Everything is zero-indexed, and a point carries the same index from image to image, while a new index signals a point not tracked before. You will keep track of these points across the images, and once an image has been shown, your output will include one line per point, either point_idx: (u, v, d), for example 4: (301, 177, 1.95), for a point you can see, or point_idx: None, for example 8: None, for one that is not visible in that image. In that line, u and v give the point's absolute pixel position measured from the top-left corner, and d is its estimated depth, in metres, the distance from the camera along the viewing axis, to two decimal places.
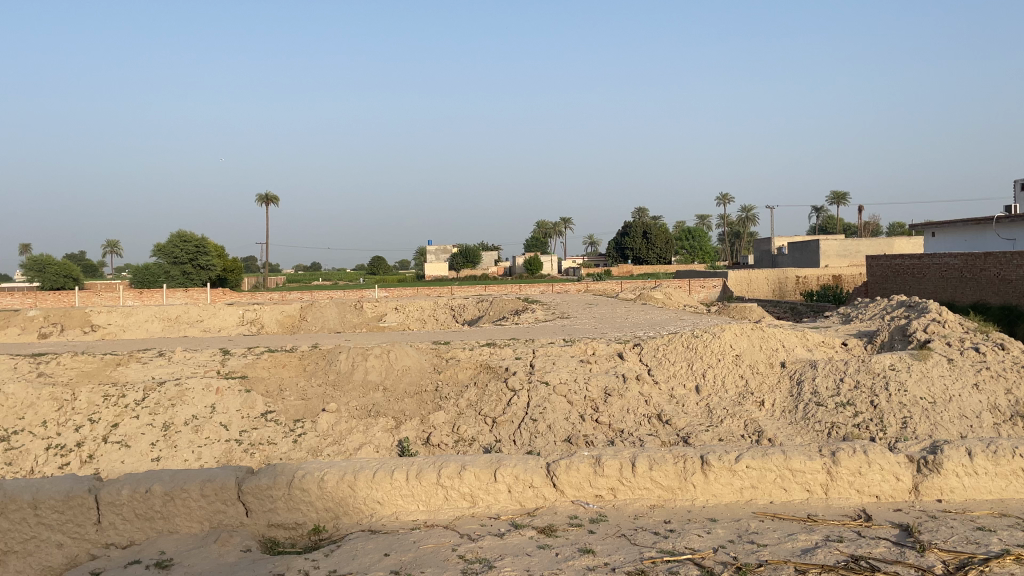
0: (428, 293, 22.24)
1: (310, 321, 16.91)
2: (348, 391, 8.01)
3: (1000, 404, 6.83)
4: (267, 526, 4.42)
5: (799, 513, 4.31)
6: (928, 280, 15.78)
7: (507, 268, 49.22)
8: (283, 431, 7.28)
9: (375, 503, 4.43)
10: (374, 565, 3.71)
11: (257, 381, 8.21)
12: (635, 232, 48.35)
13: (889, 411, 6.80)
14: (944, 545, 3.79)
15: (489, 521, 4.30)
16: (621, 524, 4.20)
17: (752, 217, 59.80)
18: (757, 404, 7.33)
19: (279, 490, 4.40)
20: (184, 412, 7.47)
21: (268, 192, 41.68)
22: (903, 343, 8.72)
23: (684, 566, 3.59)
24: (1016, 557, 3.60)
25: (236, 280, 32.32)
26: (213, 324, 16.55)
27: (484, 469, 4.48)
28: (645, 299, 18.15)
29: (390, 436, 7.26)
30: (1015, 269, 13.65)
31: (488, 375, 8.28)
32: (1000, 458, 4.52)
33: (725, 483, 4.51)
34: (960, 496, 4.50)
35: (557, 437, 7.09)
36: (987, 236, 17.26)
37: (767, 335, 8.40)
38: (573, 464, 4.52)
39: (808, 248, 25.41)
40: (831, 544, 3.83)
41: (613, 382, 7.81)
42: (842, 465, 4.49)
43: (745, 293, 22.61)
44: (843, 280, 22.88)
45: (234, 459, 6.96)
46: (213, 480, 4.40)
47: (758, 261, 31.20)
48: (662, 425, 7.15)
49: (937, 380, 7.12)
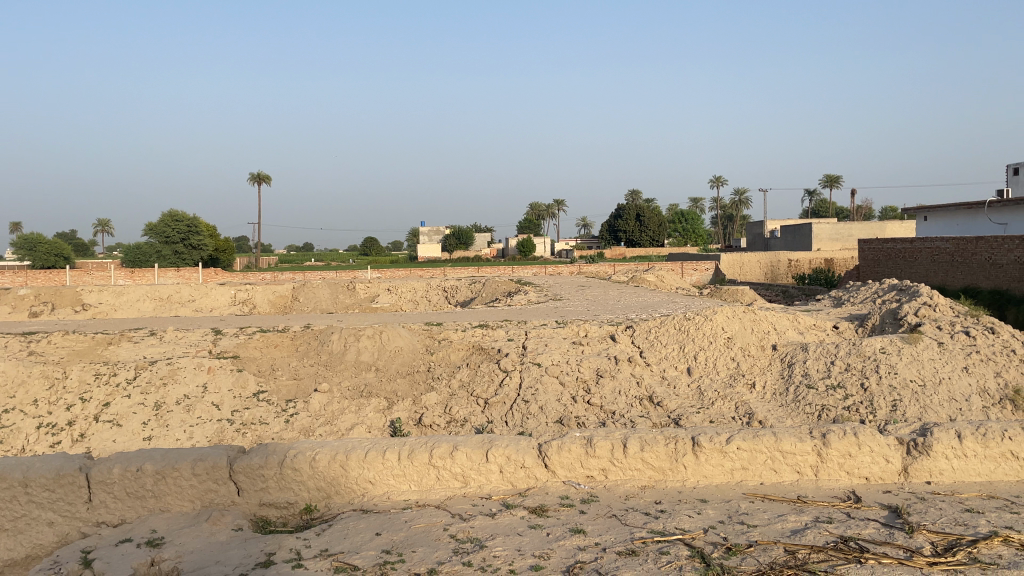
0: (421, 275, 22.20)
1: (302, 301, 16.85)
2: (341, 370, 8.01)
3: (990, 387, 6.86)
4: (258, 505, 4.43)
5: (789, 495, 4.34)
6: (919, 264, 15.83)
7: (500, 250, 49.00)
8: (275, 411, 7.29)
9: (367, 482, 4.45)
10: (366, 544, 3.72)
11: (249, 361, 8.21)
12: (628, 215, 48.26)
13: (880, 393, 6.83)
14: (933, 526, 3.82)
15: (481, 501, 4.32)
16: (611, 505, 4.22)
17: (745, 201, 59.88)
18: (748, 387, 7.36)
19: (271, 470, 4.41)
20: (176, 391, 7.47)
21: (260, 172, 41.69)
22: (894, 327, 8.74)
23: (674, 546, 3.61)
24: (1004, 539, 3.63)
25: (227, 260, 32.11)
26: (205, 304, 16.52)
27: (476, 450, 4.49)
28: (637, 281, 18.16)
29: (382, 416, 7.27)
30: (1006, 253, 13.67)
31: (481, 356, 8.26)
32: (989, 440, 4.54)
33: (715, 465, 4.54)
34: (948, 478, 4.53)
35: (549, 418, 7.09)
36: (978, 220, 17.30)
37: (759, 317, 8.41)
38: (565, 445, 4.53)
39: (800, 232, 25.48)
40: (821, 525, 3.87)
41: (605, 364, 7.83)
42: (832, 447, 4.52)
43: (737, 276, 22.59)
44: (835, 264, 22.93)
45: (226, 438, 6.97)
46: (204, 460, 4.40)
47: (750, 245, 31.27)
48: (653, 407, 7.20)
49: (928, 363, 7.16)
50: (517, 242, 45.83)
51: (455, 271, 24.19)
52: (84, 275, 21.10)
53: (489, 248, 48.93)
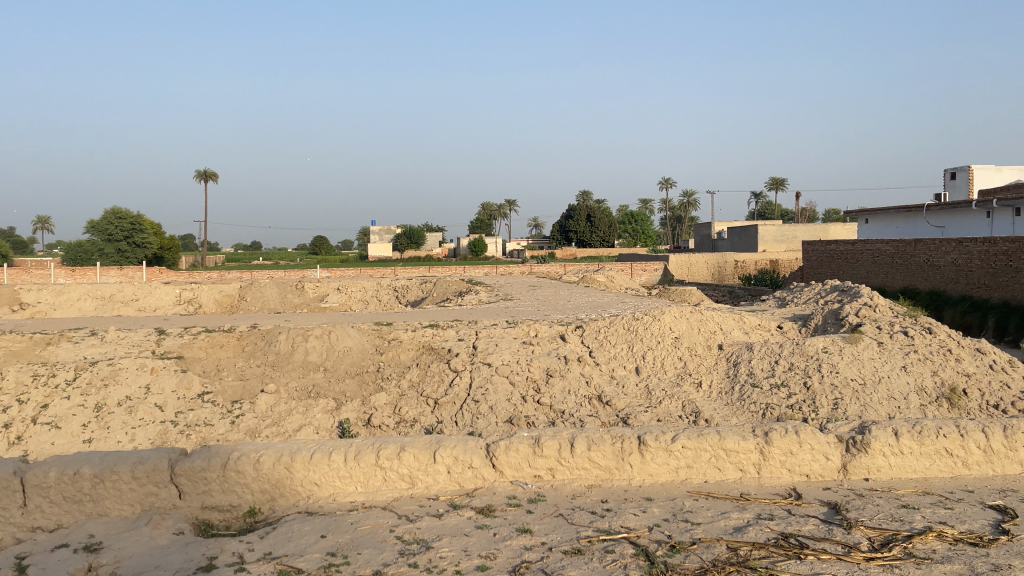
0: (372, 274, 22.00)
1: (250, 300, 16.58)
2: (288, 371, 7.91)
3: (927, 386, 7.04)
4: (200, 508, 4.36)
5: (732, 492, 4.41)
6: (861, 266, 16.22)
7: (450, 250, 48.46)
8: (220, 412, 7.18)
9: (312, 484, 4.40)
10: (310, 547, 3.68)
11: (194, 361, 8.07)
12: (579, 215, 48.56)
13: (821, 392, 6.97)
14: (870, 522, 3.91)
15: (428, 502, 4.30)
16: (558, 504, 4.24)
17: (694, 202, 60.68)
18: (694, 386, 7.45)
19: (214, 472, 4.34)
20: (118, 392, 7.31)
21: (205, 170, 40.96)
22: (835, 327, 8.93)
23: (619, 545, 3.64)
24: (938, 534, 3.74)
25: (171, 259, 31.48)
26: (148, 304, 16.17)
27: (424, 451, 4.48)
28: (588, 281, 18.28)
29: (330, 417, 7.20)
30: (943, 255, 14.04)
31: (430, 356, 8.23)
32: (925, 438, 4.66)
33: (661, 463, 4.59)
34: (885, 475, 4.64)
35: (498, 418, 7.10)
36: (917, 223, 17.76)
37: (705, 317, 8.53)
38: (513, 445, 4.55)
39: (747, 233, 25.92)
40: (763, 522, 3.93)
41: (555, 363, 7.86)
42: (774, 445, 4.60)
43: (686, 276, 22.88)
44: (781, 265, 23.36)
45: (170, 440, 6.85)
46: (145, 463, 4.32)
47: (699, 246, 31.71)
48: (602, 406, 7.25)
49: (868, 362, 7.33)
50: (468, 242, 45.86)
51: (405, 270, 24.02)
52: (22, 274, 20.46)
53: (440, 247, 48.90)
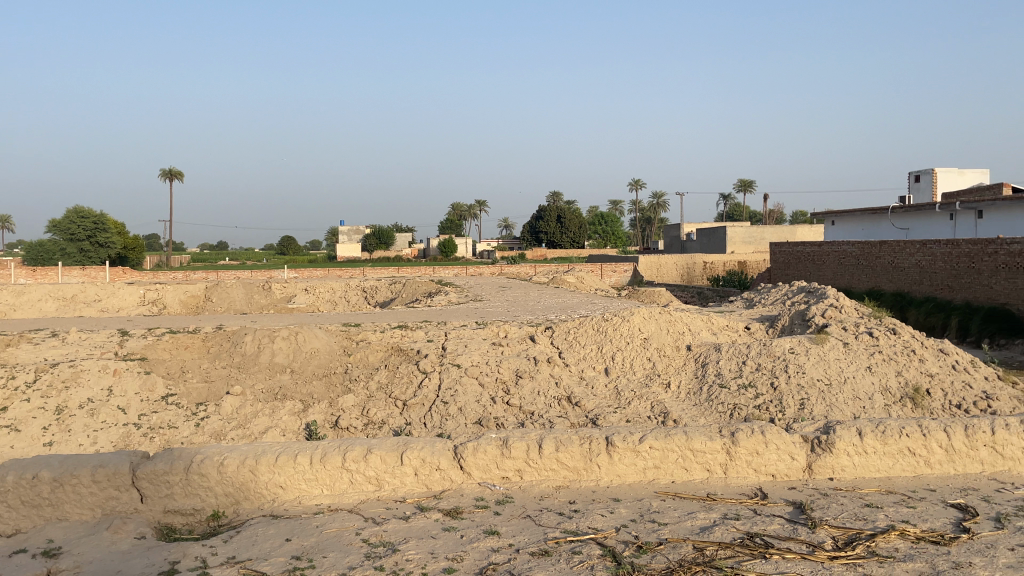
0: (340, 275, 21.82)
1: (216, 301, 16.37)
2: (254, 372, 7.82)
3: (892, 386, 7.12)
4: (162, 512, 4.29)
5: (699, 492, 4.42)
6: (827, 267, 16.43)
7: (420, 250, 48.61)
8: (185, 414, 7.08)
9: (277, 487, 4.35)
10: (275, 550, 3.64)
11: (158, 363, 7.94)
12: (549, 216, 48.65)
13: (788, 392, 7.02)
14: (835, 521, 3.94)
15: (395, 505, 4.27)
16: (526, 505, 4.23)
17: (663, 204, 61.06)
18: (663, 386, 7.48)
19: (176, 476, 4.28)
20: (79, 394, 7.17)
21: (170, 168, 40.40)
22: (802, 328, 9.02)
23: (587, 546, 3.63)
24: (901, 532, 3.78)
25: (136, 259, 31.02)
26: (111, 304, 15.90)
27: (391, 453, 4.44)
28: (558, 282, 18.32)
29: (297, 419, 7.13)
30: (907, 257, 14.24)
31: (399, 357, 8.18)
32: (888, 437, 4.72)
33: (629, 464, 4.60)
34: (850, 474, 4.69)
35: (467, 419, 7.07)
36: (882, 226, 18.01)
37: (674, 318, 8.57)
38: (481, 446, 4.53)
39: (715, 234, 26.12)
40: (729, 522, 3.95)
41: (524, 364, 7.85)
42: (741, 445, 4.62)
43: (655, 277, 23.01)
44: (749, 267, 23.56)
45: (133, 443, 6.74)
46: (106, 466, 4.25)
47: (667, 247, 31.92)
48: (572, 407, 7.25)
49: (834, 363, 7.41)
50: (438, 243, 45.74)
51: (374, 271, 23.91)
52: None
53: (409, 248, 48.71)
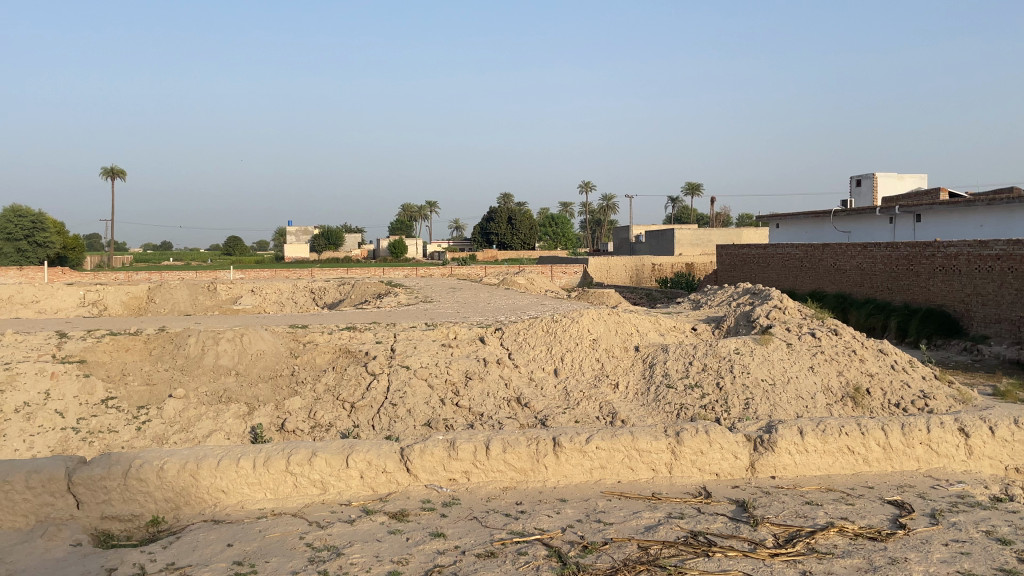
0: (287, 276, 21.53)
1: (158, 303, 16.04)
2: (198, 375, 7.66)
3: (833, 386, 7.27)
4: (99, 519, 4.18)
5: (645, 492, 4.46)
6: (771, 269, 16.74)
7: (370, 250, 48.35)
8: (126, 418, 6.93)
9: (219, 492, 4.27)
10: (216, 556, 3.57)
11: (98, 365, 7.74)
12: (500, 217, 48.71)
13: (733, 392, 7.13)
14: (776, 519, 4.01)
15: (340, 508, 4.22)
16: (473, 507, 4.22)
17: (613, 206, 61.55)
18: (611, 387, 7.53)
19: (114, 481, 4.18)
20: (15, 398, 6.96)
21: (110, 166, 39.45)
22: (747, 329, 9.16)
23: (532, 546, 3.63)
24: (839, 529, 3.86)
25: (76, 259, 30.25)
26: (49, 306, 15.46)
27: (336, 455, 4.40)
28: (508, 284, 18.34)
29: (242, 422, 7.02)
30: (848, 259, 14.56)
31: (347, 359, 8.10)
32: (829, 436, 4.82)
33: (575, 464, 4.62)
34: (792, 472, 4.77)
35: (416, 421, 7.04)
36: (825, 228, 18.40)
37: (622, 319, 8.64)
38: (427, 448, 4.50)
39: (663, 236, 26.42)
40: (673, 521, 3.99)
41: (474, 365, 7.83)
42: (685, 445, 4.68)
43: (604, 279, 23.18)
44: (696, 269, 23.87)
45: (71, 448, 6.57)
46: (40, 472, 4.13)
47: (617, 249, 32.21)
48: (521, 408, 7.26)
49: (778, 363, 7.54)
50: (388, 244, 45.48)
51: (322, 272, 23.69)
52: None
53: (359, 249, 48.34)
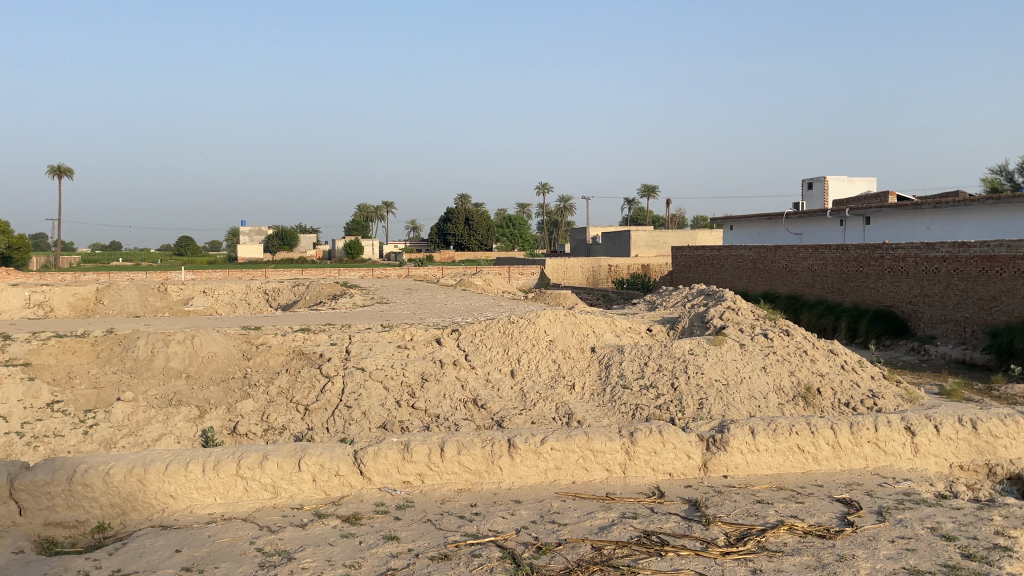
0: (241, 277, 21.22)
1: (107, 304, 15.70)
2: (147, 378, 7.51)
3: (785, 385, 7.38)
4: (43, 525, 4.09)
5: (599, 492, 4.47)
6: (725, 271, 16.94)
7: (326, 250, 47.96)
8: (72, 422, 6.79)
9: (168, 497, 4.20)
10: (163, 562, 3.50)
11: (43, 368, 7.55)
12: (457, 218, 48.61)
13: (688, 393, 7.20)
14: (728, 518, 4.05)
15: (291, 512, 4.16)
16: (427, 509, 4.20)
17: (571, 208, 61.79)
18: (567, 388, 7.56)
19: (58, 487, 4.10)
20: None
21: (58, 165, 38.55)
22: (701, 330, 9.25)
23: (486, 548, 3.62)
24: (789, 527, 3.91)
25: (21, 259, 29.47)
26: None
27: (288, 459, 4.34)
28: (465, 285, 18.31)
29: (192, 426, 6.91)
30: (800, 261, 14.79)
31: (302, 361, 8.01)
32: (779, 435, 4.89)
33: (530, 465, 4.62)
34: (744, 471, 4.83)
35: (371, 423, 6.99)
36: (778, 231, 18.68)
37: (579, 320, 8.67)
38: (381, 451, 4.47)
39: (620, 238, 26.58)
40: (626, 520, 4.01)
41: (430, 367, 7.79)
42: (639, 445, 4.71)
43: (561, 279, 23.26)
44: (652, 270, 24.07)
45: (15, 453, 6.42)
46: None
47: (574, 250, 32.33)
48: (477, 409, 7.25)
49: (731, 363, 7.63)
50: (344, 244, 45.11)
51: None
52: None
53: (315, 249, 47.88)
